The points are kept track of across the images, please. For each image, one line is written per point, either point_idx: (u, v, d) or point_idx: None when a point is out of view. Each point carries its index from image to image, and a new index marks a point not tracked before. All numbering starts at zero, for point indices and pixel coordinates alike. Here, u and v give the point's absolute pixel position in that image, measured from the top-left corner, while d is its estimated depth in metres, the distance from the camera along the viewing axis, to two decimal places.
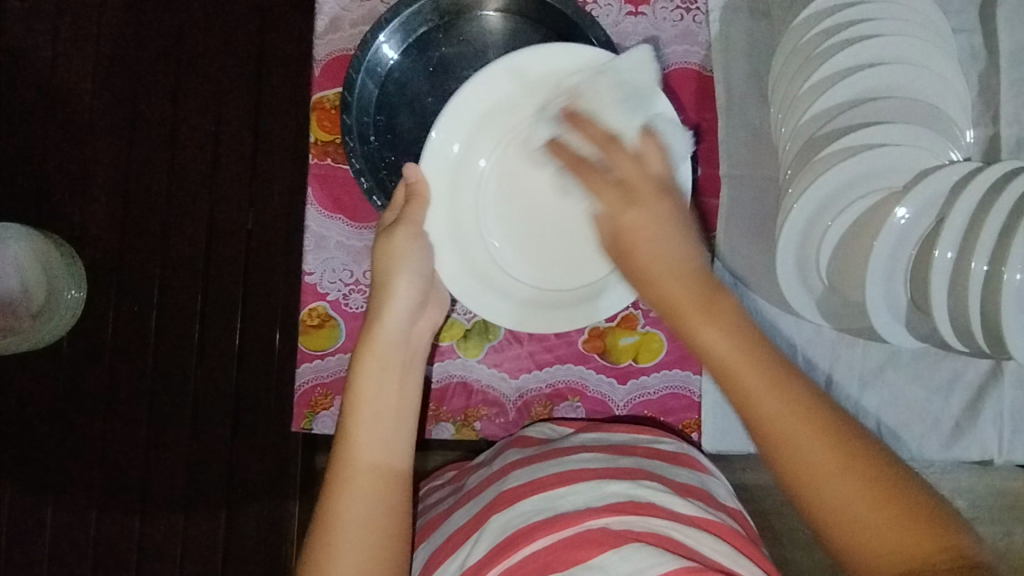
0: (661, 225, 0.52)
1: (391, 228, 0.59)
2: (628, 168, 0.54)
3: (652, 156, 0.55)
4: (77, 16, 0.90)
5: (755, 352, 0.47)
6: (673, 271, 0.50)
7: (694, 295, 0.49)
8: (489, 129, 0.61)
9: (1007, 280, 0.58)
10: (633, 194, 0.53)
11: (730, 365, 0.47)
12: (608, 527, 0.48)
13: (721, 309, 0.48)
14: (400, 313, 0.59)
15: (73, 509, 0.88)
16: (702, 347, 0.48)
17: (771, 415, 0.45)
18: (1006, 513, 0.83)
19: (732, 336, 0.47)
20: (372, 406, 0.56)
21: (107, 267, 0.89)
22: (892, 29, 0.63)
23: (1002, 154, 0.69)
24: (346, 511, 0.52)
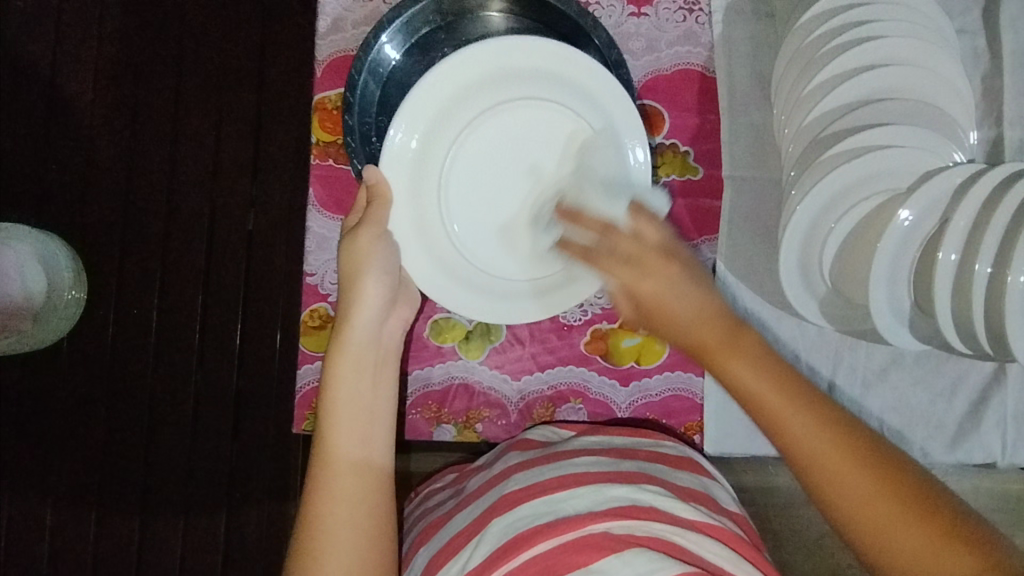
0: (683, 278, 0.52)
1: (356, 229, 0.59)
2: (631, 243, 0.53)
3: (646, 224, 0.54)
4: (78, 17, 0.89)
5: (785, 382, 0.48)
6: (695, 318, 0.51)
7: (719, 334, 0.50)
8: (444, 125, 0.62)
9: (1012, 282, 0.58)
10: (641, 258, 0.53)
11: (762, 398, 0.48)
12: (609, 532, 0.48)
13: (745, 347, 0.49)
14: (370, 313, 0.58)
15: (73, 510, 0.88)
16: (729, 380, 0.49)
17: (810, 448, 0.47)
18: (1009, 516, 0.82)
19: (762, 372, 0.48)
20: (347, 407, 0.56)
21: (107, 268, 0.89)
22: (896, 30, 0.63)
23: (1005, 156, 0.69)
24: (331, 518, 0.52)
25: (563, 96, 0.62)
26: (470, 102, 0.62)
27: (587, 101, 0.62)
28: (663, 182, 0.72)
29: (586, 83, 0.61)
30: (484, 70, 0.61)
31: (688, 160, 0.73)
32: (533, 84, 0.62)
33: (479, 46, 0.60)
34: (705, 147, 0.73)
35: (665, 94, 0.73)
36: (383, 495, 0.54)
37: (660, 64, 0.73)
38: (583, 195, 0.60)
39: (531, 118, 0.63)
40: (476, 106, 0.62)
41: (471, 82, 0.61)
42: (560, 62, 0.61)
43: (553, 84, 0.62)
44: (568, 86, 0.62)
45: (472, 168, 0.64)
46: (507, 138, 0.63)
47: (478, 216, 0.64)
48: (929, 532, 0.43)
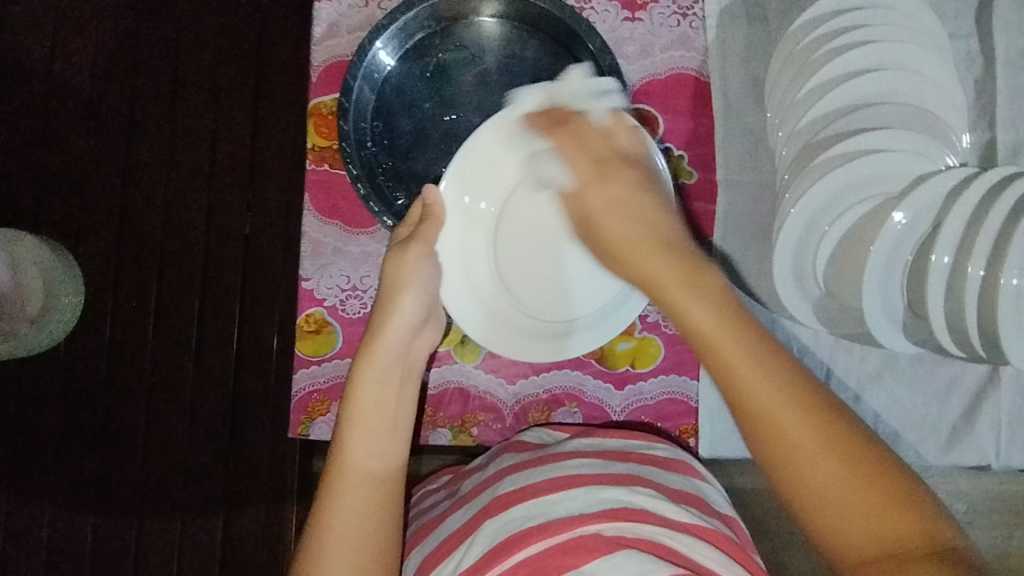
0: (636, 187, 0.57)
1: (405, 245, 0.60)
2: (598, 142, 0.59)
3: (621, 133, 0.60)
4: (75, 21, 0.90)
5: (738, 326, 0.47)
6: (638, 239, 0.54)
7: (665, 267, 0.51)
8: (497, 181, 0.63)
9: (1003, 285, 0.58)
10: (601, 165, 0.58)
11: (707, 335, 0.47)
12: (600, 533, 0.48)
13: (697, 283, 0.49)
14: (403, 327, 0.59)
15: (71, 512, 0.88)
16: (686, 317, 0.48)
17: (759, 399, 0.45)
18: (1003, 518, 0.83)
19: (712, 307, 0.48)
20: (373, 414, 0.56)
21: (105, 271, 0.89)
22: (890, 35, 0.63)
23: (999, 159, 0.69)
24: (343, 520, 0.52)
25: None
26: (518, 160, 0.63)
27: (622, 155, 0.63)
28: None
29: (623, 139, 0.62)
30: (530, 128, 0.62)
31: (682, 163, 0.73)
32: None
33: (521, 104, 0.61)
34: (698, 151, 0.73)
35: (658, 98, 0.73)
36: (391, 505, 0.54)
37: (654, 68, 0.73)
38: (568, 100, 0.62)
39: None
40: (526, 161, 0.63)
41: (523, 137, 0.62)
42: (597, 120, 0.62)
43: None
44: None
45: (530, 224, 0.65)
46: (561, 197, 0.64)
47: (525, 267, 0.65)
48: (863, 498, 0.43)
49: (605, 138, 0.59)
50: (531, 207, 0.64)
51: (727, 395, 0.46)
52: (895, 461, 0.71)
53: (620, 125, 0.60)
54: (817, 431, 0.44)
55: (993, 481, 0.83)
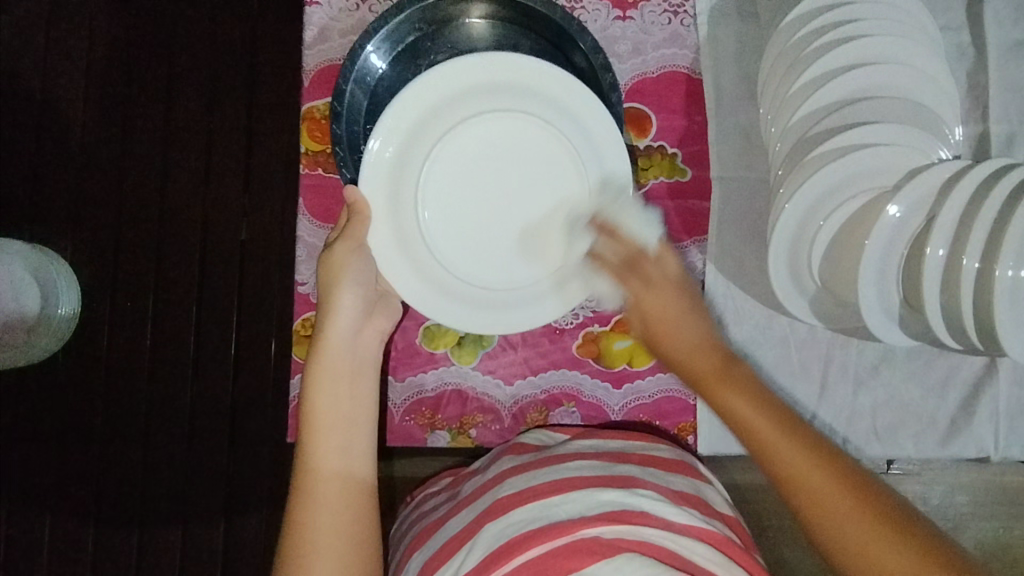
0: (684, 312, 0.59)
1: (332, 244, 0.60)
2: (657, 272, 0.60)
3: (668, 258, 0.61)
4: (67, 30, 0.90)
5: (780, 414, 0.52)
6: (696, 346, 0.57)
7: (708, 366, 0.56)
8: (427, 135, 0.62)
9: (1000, 278, 0.57)
10: (647, 275, 0.60)
11: (749, 423, 0.52)
12: (601, 535, 0.48)
13: (732, 377, 0.55)
14: (345, 323, 0.60)
15: (71, 520, 0.88)
16: (724, 409, 0.54)
17: (788, 457, 0.49)
18: (1003, 510, 0.83)
19: (745, 399, 0.53)
20: (327, 414, 0.57)
21: (102, 279, 0.89)
22: (882, 29, 0.63)
23: (992, 151, 0.69)
24: (317, 526, 0.52)
25: (543, 113, 0.63)
26: (450, 114, 0.62)
27: (563, 115, 0.63)
28: (651, 184, 0.72)
29: (562, 100, 0.62)
30: (464, 85, 0.61)
31: (676, 162, 0.73)
32: (515, 99, 0.62)
33: (457, 60, 0.60)
34: (691, 149, 0.73)
35: (651, 97, 0.73)
36: (362, 501, 0.54)
37: (646, 67, 0.73)
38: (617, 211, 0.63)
39: (511, 133, 0.63)
40: (459, 117, 0.62)
41: (454, 95, 0.61)
42: (538, 79, 0.61)
43: (534, 100, 0.62)
44: (546, 101, 0.62)
45: (458, 182, 0.64)
46: (493, 154, 0.64)
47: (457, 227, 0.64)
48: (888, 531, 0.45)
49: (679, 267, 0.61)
50: (461, 165, 0.63)
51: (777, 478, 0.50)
52: (893, 455, 0.71)
53: (665, 249, 0.61)
54: (832, 480, 0.48)
55: (993, 474, 0.83)
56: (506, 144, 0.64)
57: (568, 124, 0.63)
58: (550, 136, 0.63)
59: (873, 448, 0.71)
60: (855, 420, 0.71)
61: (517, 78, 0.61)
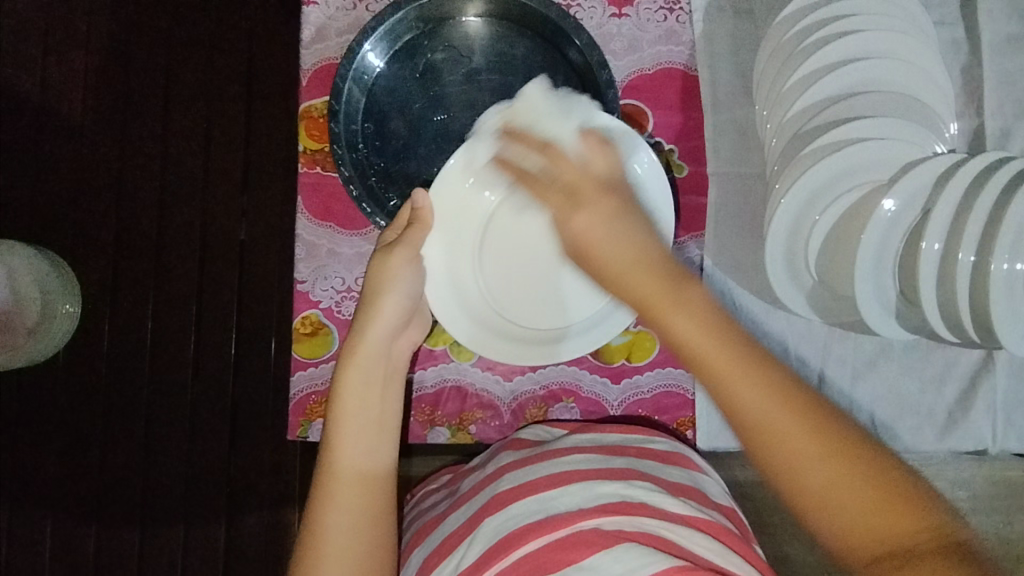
0: (618, 218, 0.49)
1: (389, 247, 0.59)
2: (572, 170, 0.53)
3: (598, 156, 0.53)
4: (65, 32, 0.90)
5: (725, 334, 0.44)
6: (632, 261, 0.48)
7: (656, 284, 0.46)
8: (505, 163, 0.61)
9: (995, 270, 0.58)
10: (578, 194, 0.52)
11: (698, 350, 0.44)
12: (599, 528, 0.48)
13: (684, 295, 0.45)
14: (386, 329, 0.59)
15: (73, 520, 0.88)
16: (670, 335, 0.45)
17: (756, 405, 0.43)
18: (1002, 504, 0.83)
19: (694, 320, 0.44)
20: (359, 417, 0.57)
21: (102, 280, 0.89)
22: (875, 25, 0.64)
23: (988, 145, 0.69)
24: (341, 527, 0.53)
25: None
26: None
27: None
28: None
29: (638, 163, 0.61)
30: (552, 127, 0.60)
31: (673, 158, 0.73)
32: None
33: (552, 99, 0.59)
34: (688, 145, 0.73)
35: (647, 93, 0.73)
36: (388, 505, 0.55)
37: (642, 63, 0.73)
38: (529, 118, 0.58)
39: None
40: None
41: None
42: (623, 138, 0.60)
43: None
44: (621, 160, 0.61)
45: (521, 215, 0.64)
46: None
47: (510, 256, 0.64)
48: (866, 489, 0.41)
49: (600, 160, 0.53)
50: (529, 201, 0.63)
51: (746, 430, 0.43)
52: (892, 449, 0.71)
53: (591, 146, 0.54)
54: (797, 423, 0.42)
55: (992, 467, 0.83)
56: None
57: None
58: None
59: None
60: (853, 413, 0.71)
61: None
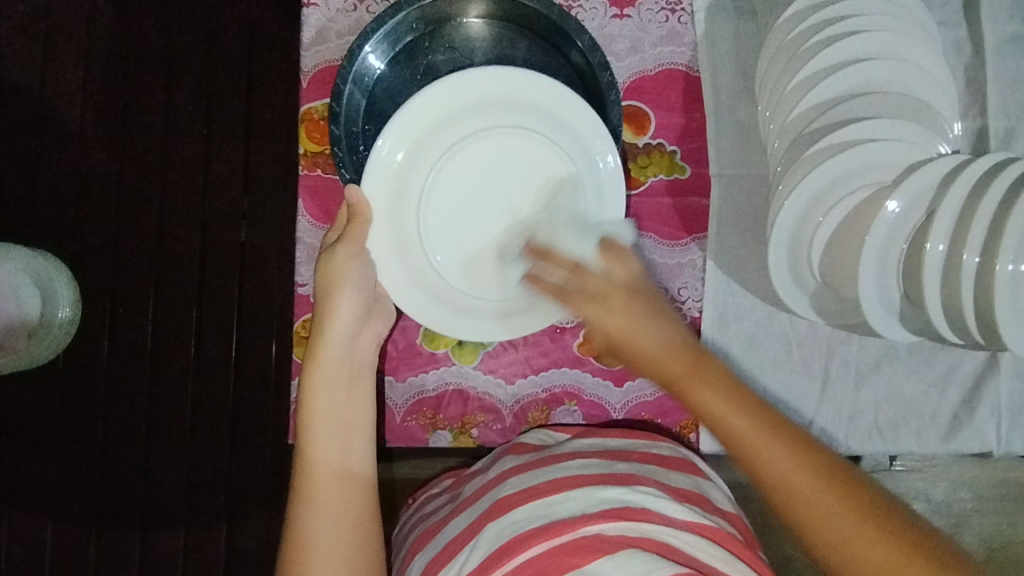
0: (645, 315, 0.53)
1: (334, 246, 0.59)
2: (600, 282, 0.54)
3: (619, 266, 0.55)
4: (64, 35, 0.90)
5: (759, 420, 0.49)
6: (664, 352, 0.52)
7: (683, 365, 0.51)
8: (433, 142, 0.63)
9: (1000, 271, 0.58)
10: (607, 297, 0.54)
11: (726, 421, 0.49)
12: (602, 533, 0.48)
13: (707, 370, 0.51)
14: (342, 327, 0.58)
15: (74, 525, 0.88)
16: (701, 409, 0.50)
17: (779, 470, 0.48)
18: (1005, 505, 0.83)
19: (720, 393, 0.50)
20: (325, 417, 0.56)
21: (102, 283, 0.89)
22: (878, 25, 0.63)
23: (991, 145, 0.69)
24: (316, 530, 0.52)
25: (545, 128, 0.63)
26: (456, 125, 0.63)
27: (564, 132, 0.63)
28: (651, 181, 0.72)
29: (563, 116, 0.63)
30: (471, 97, 0.62)
31: (675, 159, 0.73)
32: (523, 115, 0.63)
33: (463, 73, 0.61)
34: (690, 146, 0.73)
35: (649, 94, 0.73)
36: (364, 504, 0.54)
37: (643, 65, 0.73)
38: (550, 234, 0.60)
39: (518, 147, 0.63)
40: (465, 128, 0.63)
41: (453, 109, 0.62)
42: (537, 93, 0.62)
43: (537, 115, 0.63)
44: (547, 118, 0.63)
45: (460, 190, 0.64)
46: (497, 164, 0.64)
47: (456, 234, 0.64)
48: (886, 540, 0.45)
49: (631, 275, 0.55)
50: (464, 176, 0.64)
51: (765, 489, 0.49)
52: (895, 451, 0.71)
53: (612, 259, 0.55)
54: (816, 480, 0.47)
55: (995, 469, 0.83)
56: (508, 158, 0.64)
57: (569, 142, 0.63)
58: (552, 152, 0.63)
59: (876, 443, 0.71)
60: (857, 416, 0.71)
61: (514, 92, 0.62)
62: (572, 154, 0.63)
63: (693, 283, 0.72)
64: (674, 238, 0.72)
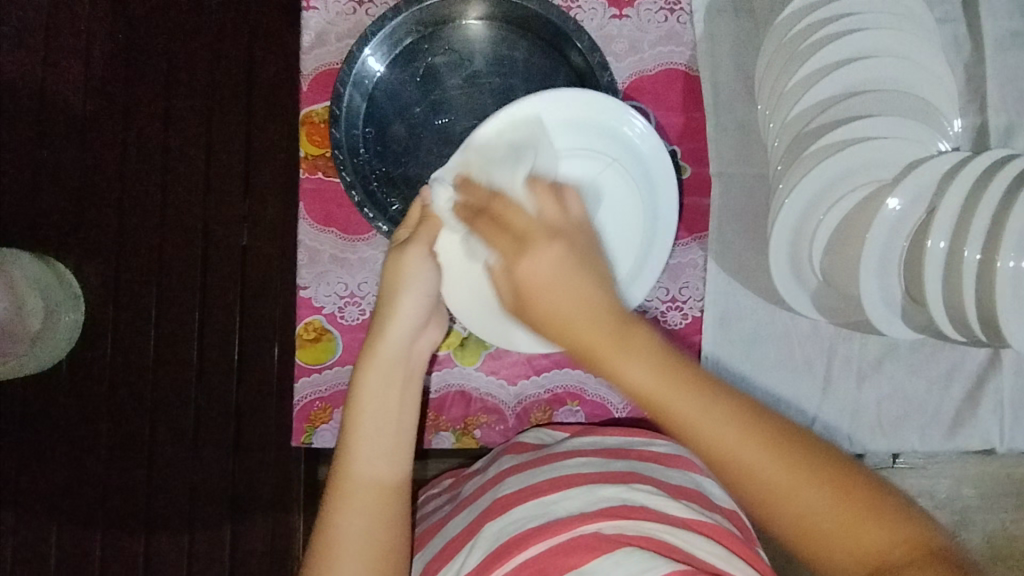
0: (568, 261, 0.45)
1: (404, 245, 0.58)
2: (552, 210, 0.48)
3: (551, 202, 0.48)
4: (64, 40, 0.90)
5: (685, 379, 0.42)
6: (586, 309, 0.44)
7: (608, 331, 0.43)
8: None
9: (1001, 268, 0.58)
10: (527, 236, 0.46)
11: (655, 396, 0.42)
12: (601, 532, 0.48)
13: (634, 341, 0.42)
14: (403, 330, 0.58)
15: (79, 528, 0.88)
16: (622, 382, 0.42)
17: (709, 434, 0.41)
18: (1006, 503, 0.83)
19: (653, 365, 0.42)
20: (373, 421, 0.56)
21: (104, 287, 0.89)
22: (875, 23, 0.63)
23: (991, 142, 0.69)
24: (347, 531, 0.52)
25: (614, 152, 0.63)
26: None
27: (629, 155, 0.63)
28: None
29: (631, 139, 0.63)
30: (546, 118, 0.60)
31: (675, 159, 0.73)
32: (596, 138, 0.62)
33: (540, 95, 0.59)
34: (691, 146, 0.73)
35: (648, 94, 0.73)
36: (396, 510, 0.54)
37: (643, 65, 0.73)
38: (485, 163, 0.54)
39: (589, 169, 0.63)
40: None
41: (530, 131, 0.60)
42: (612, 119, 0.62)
43: (609, 139, 0.63)
44: (620, 143, 0.63)
45: None
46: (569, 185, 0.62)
47: None
48: (834, 502, 0.41)
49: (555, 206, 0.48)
50: None
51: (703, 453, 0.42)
52: (898, 449, 0.71)
53: (546, 194, 0.48)
54: (756, 444, 0.41)
55: (998, 465, 0.83)
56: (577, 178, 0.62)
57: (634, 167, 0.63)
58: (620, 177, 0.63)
59: (878, 442, 0.71)
60: (860, 414, 0.71)
61: (587, 115, 0.61)
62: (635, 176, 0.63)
63: (695, 283, 0.72)
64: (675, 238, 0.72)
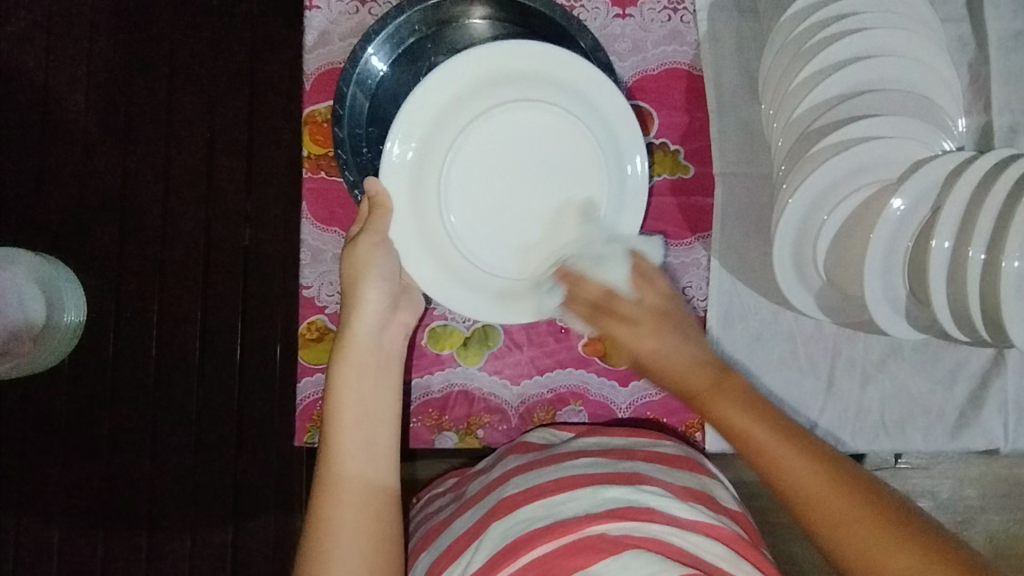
0: (673, 332, 0.61)
1: (355, 239, 0.60)
2: (654, 295, 0.63)
3: (647, 290, 0.63)
4: (65, 39, 0.90)
5: (774, 421, 0.55)
6: (692, 366, 0.60)
7: (706, 380, 0.59)
8: (443, 130, 0.62)
9: (1006, 267, 0.57)
10: (637, 319, 0.62)
11: (749, 436, 0.55)
12: (607, 534, 0.48)
13: (730, 390, 0.58)
14: (369, 319, 0.60)
15: (80, 528, 0.88)
16: (725, 422, 0.57)
17: (794, 472, 0.52)
18: (1010, 503, 0.83)
19: (744, 412, 0.56)
20: (352, 411, 0.57)
21: (106, 287, 0.89)
22: (879, 21, 0.63)
23: (995, 142, 0.69)
24: (337, 525, 0.53)
25: (560, 100, 0.63)
26: (467, 109, 0.62)
27: (579, 104, 0.63)
28: (655, 180, 0.72)
29: (576, 85, 0.62)
30: (473, 78, 0.61)
31: (678, 159, 0.73)
32: (536, 88, 0.63)
33: (462, 56, 0.60)
34: (693, 146, 0.73)
35: (651, 94, 0.73)
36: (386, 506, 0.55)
37: (646, 64, 0.73)
38: (584, 258, 0.63)
39: (531, 121, 0.63)
40: (476, 110, 0.62)
41: (461, 93, 0.61)
42: (549, 66, 0.61)
43: (549, 88, 0.63)
44: (562, 91, 0.63)
45: (479, 173, 0.63)
46: (513, 143, 0.63)
47: (485, 218, 0.64)
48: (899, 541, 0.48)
49: (649, 289, 0.63)
50: (480, 157, 0.63)
51: (786, 490, 0.52)
52: (902, 450, 0.71)
53: (643, 284, 0.63)
54: (830, 482, 0.51)
55: (1001, 466, 0.83)
56: (520, 132, 0.63)
57: (589, 114, 0.63)
58: (572, 124, 0.63)
59: (881, 442, 0.71)
60: (863, 414, 0.71)
61: (517, 65, 0.61)
62: (588, 121, 0.63)
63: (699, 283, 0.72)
64: (677, 238, 0.73)
